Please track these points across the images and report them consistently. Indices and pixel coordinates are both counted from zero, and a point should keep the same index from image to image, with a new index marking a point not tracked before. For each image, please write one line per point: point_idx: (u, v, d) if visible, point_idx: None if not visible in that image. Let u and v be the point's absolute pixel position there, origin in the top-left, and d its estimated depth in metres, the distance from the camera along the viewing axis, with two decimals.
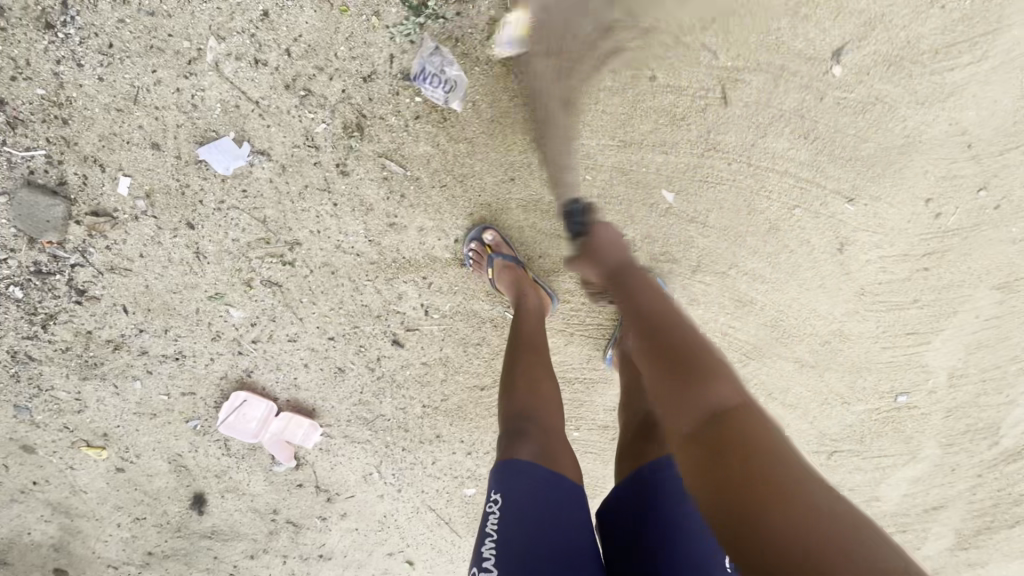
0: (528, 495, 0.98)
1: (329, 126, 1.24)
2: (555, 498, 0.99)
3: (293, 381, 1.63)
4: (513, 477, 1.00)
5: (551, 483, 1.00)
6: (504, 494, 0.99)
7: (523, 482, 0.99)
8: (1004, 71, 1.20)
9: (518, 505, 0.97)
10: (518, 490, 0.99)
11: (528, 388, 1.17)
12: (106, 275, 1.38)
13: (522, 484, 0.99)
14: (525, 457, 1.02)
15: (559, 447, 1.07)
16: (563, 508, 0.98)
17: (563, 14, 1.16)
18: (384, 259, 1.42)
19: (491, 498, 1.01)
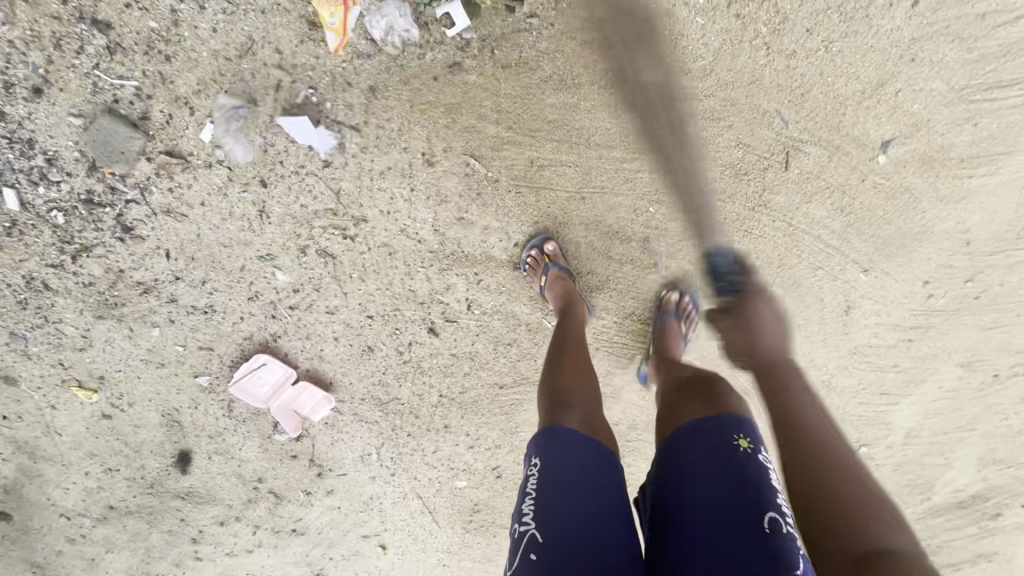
0: (568, 457, 0.95)
1: (427, 115, 1.27)
2: (593, 460, 0.95)
3: (318, 353, 1.62)
4: (555, 440, 0.97)
5: (591, 449, 0.97)
6: (543, 456, 0.96)
7: (563, 445, 0.96)
8: (1008, 187, 1.41)
9: (557, 465, 0.94)
10: (558, 453, 0.95)
11: (572, 373, 1.17)
12: (159, 217, 1.34)
13: (561, 446, 0.96)
14: (569, 425, 1.00)
15: (600, 424, 1.04)
16: (601, 470, 0.94)
17: (666, 61, 1.27)
18: (443, 250, 1.46)
19: (531, 462, 0.97)
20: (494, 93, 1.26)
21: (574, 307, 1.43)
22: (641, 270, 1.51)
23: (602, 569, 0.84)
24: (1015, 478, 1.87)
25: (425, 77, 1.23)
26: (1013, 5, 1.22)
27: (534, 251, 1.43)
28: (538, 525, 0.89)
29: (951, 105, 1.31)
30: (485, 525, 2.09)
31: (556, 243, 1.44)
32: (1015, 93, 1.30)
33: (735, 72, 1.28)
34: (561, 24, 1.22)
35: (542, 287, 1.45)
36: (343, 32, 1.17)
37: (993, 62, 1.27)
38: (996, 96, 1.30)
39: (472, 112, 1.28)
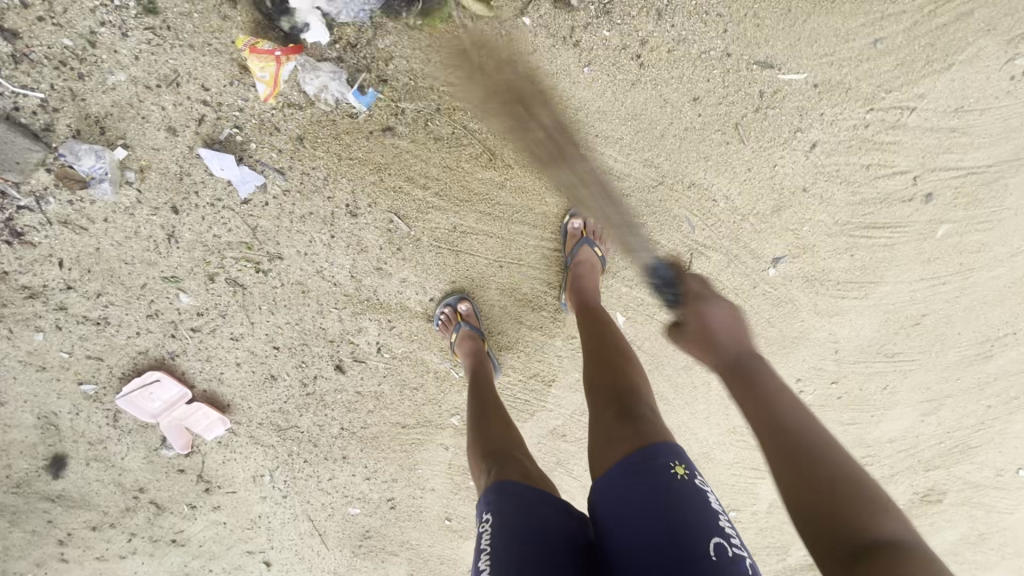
0: (526, 509, 0.82)
1: (353, 170, 1.28)
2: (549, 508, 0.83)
3: (217, 375, 1.59)
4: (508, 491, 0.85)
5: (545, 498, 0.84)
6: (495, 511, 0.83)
7: (516, 497, 0.83)
8: (873, 310, 1.59)
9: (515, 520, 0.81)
10: (512, 506, 0.82)
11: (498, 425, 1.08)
12: (55, 227, 1.28)
13: (512, 498, 0.84)
14: (511, 478, 0.88)
15: (547, 480, 0.92)
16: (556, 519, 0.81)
17: (593, 159, 1.32)
18: (358, 295, 1.48)
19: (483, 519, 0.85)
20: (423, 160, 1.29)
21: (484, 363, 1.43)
22: (548, 336, 1.60)
23: None
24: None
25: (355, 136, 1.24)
26: (892, 163, 1.36)
27: (448, 309, 1.48)
28: None
29: (834, 236, 1.46)
30: (374, 551, 2.11)
31: (470, 303, 1.48)
32: (886, 234, 1.46)
33: (652, 178, 1.35)
34: (496, 108, 1.24)
35: (453, 342, 1.48)
36: (275, 84, 1.16)
37: (870, 205, 1.42)
38: (871, 235, 1.46)
39: (399, 173, 1.30)
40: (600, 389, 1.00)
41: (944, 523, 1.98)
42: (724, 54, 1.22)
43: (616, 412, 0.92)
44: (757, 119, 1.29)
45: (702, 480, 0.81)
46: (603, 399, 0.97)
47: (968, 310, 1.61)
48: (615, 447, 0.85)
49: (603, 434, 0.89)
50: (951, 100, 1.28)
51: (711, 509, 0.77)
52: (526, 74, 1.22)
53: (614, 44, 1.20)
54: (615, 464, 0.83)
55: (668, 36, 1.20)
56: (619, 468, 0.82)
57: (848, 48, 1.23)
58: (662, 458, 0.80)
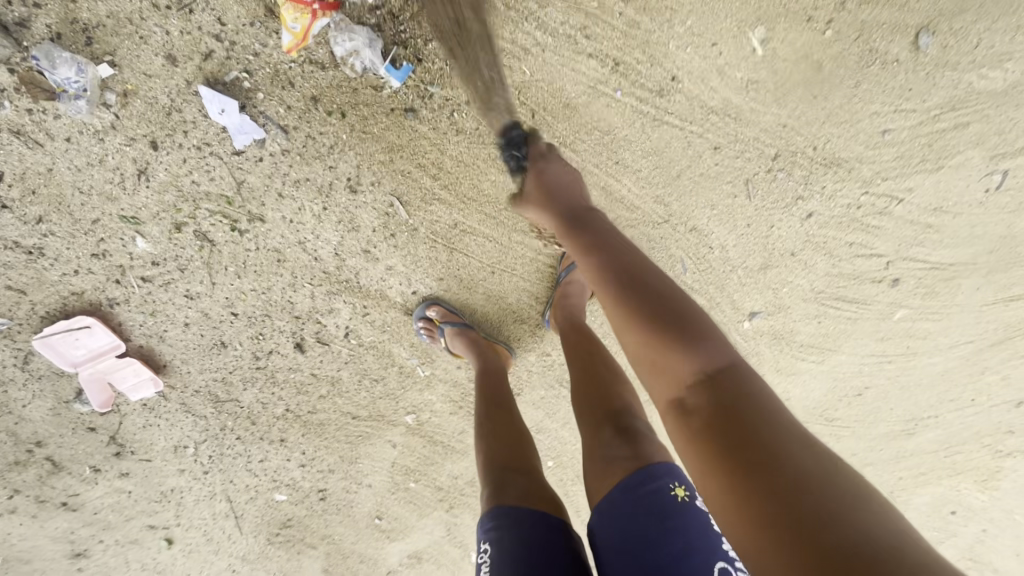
0: (515, 540, 0.93)
1: (363, 143, 1.20)
2: (538, 533, 0.94)
3: (158, 333, 1.44)
4: (501, 523, 0.96)
5: (533, 525, 0.95)
6: (490, 542, 0.95)
7: (509, 526, 0.95)
8: (825, 375, 1.69)
9: (504, 552, 0.92)
10: (503, 538, 0.94)
11: (500, 442, 1.16)
12: (3, 136, 1.11)
13: (505, 531, 0.95)
14: (509, 503, 1.00)
15: (549, 497, 1.03)
16: (546, 544, 0.92)
17: (608, 183, 1.32)
18: (338, 274, 1.39)
19: (481, 549, 0.97)
20: (438, 148, 1.23)
21: (487, 355, 1.42)
22: (523, 350, 1.58)
23: None
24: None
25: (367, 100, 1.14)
26: (872, 245, 1.45)
27: (423, 321, 1.45)
28: None
29: (808, 301, 1.54)
30: (292, 541, 1.99)
31: (438, 307, 1.44)
32: (852, 308, 1.56)
33: (659, 215, 1.37)
34: (525, 111, 1.21)
35: (447, 347, 1.46)
36: (304, 37, 1.07)
37: (845, 280, 1.51)
38: (839, 307, 1.56)
39: (410, 157, 1.23)
40: (593, 407, 1.07)
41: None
42: (752, 111, 1.25)
43: (613, 428, 1.00)
44: (766, 179, 1.34)
45: (700, 501, 0.89)
46: (594, 421, 1.04)
47: (903, 389, 1.75)
48: (618, 465, 0.94)
49: (601, 455, 0.97)
50: (933, 199, 1.39)
51: (711, 531, 0.85)
52: (562, 87, 1.20)
53: (653, 77, 1.20)
54: (618, 483, 0.91)
55: (706, 82, 1.21)
56: (619, 491, 0.90)
57: (861, 133, 1.29)
58: (663, 481, 0.89)
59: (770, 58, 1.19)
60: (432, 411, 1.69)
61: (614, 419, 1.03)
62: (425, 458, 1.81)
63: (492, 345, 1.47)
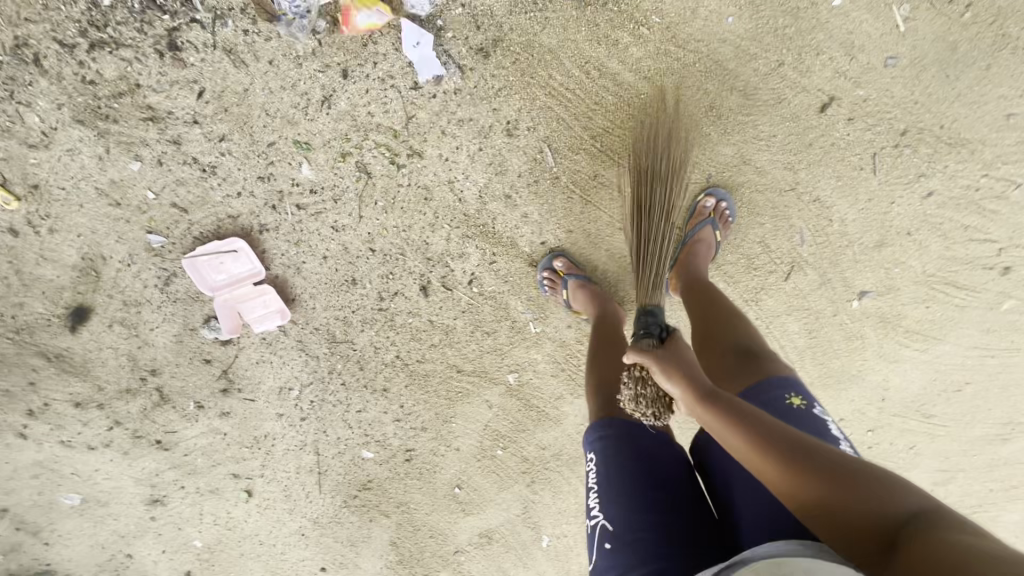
0: (625, 445, 1.01)
1: (529, 88, 1.31)
2: (644, 442, 1.02)
3: (297, 264, 1.51)
4: (604, 433, 1.04)
5: (639, 435, 1.03)
6: (597, 450, 1.04)
7: (616, 435, 1.03)
8: (925, 367, 1.71)
9: (613, 456, 1.01)
10: (614, 443, 1.02)
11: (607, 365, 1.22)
12: (215, 54, 1.24)
13: (612, 439, 1.03)
14: (616, 415, 1.08)
15: None
16: (653, 453, 1.01)
17: (744, 146, 1.40)
18: (476, 218, 1.47)
19: (589, 457, 1.06)
20: (596, 97, 1.33)
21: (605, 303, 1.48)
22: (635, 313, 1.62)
23: (675, 553, 0.91)
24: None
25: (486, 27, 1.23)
26: (986, 230, 1.51)
27: (548, 271, 1.51)
28: (604, 519, 0.98)
29: (918, 284, 1.58)
30: (367, 506, 1.97)
31: (563, 258, 1.51)
32: (961, 295, 1.59)
33: (786, 182, 1.44)
34: (681, 69, 1.32)
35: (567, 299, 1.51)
36: None
37: (956, 264, 1.56)
38: (948, 292, 1.59)
39: (566, 106, 1.34)
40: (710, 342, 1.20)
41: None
42: (887, 87, 1.35)
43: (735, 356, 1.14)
44: (892, 155, 1.42)
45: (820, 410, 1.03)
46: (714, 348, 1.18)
47: (1002, 388, 1.75)
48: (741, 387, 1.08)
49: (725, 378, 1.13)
50: None
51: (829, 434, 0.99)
52: (716, 49, 1.31)
53: (799, 46, 1.31)
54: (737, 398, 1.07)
55: (847, 55, 1.32)
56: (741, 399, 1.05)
57: (986, 116, 1.38)
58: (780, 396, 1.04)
59: (908, 36, 1.31)
60: (533, 371, 1.72)
61: (740, 359, 1.13)
62: (518, 423, 1.82)
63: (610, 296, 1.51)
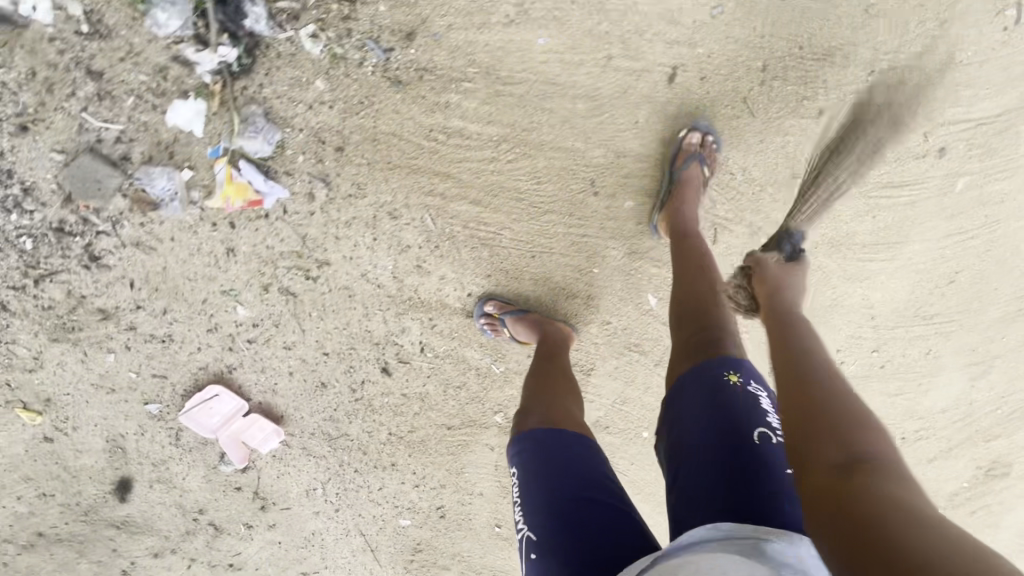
0: (540, 453, 1.07)
1: (393, 172, 1.39)
2: (558, 448, 1.08)
3: (271, 386, 1.68)
4: (522, 446, 1.11)
5: (554, 442, 1.09)
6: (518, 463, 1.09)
7: (533, 445, 1.09)
8: (903, 273, 1.61)
9: (532, 466, 1.07)
10: (530, 456, 1.08)
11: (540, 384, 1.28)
12: (128, 249, 1.40)
13: (530, 450, 1.09)
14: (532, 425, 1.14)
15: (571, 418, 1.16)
16: (567, 457, 1.06)
17: (614, 141, 1.40)
18: (401, 295, 1.56)
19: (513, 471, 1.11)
20: (454, 154, 1.38)
21: (548, 326, 1.54)
22: (584, 323, 1.65)
23: (592, 549, 0.94)
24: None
25: (332, 139, 1.33)
26: (901, 121, 1.41)
27: (484, 317, 1.58)
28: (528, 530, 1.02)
29: (853, 199, 1.50)
30: (426, 566, 2.09)
31: (494, 301, 1.57)
32: (907, 192, 1.50)
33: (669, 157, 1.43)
34: (524, 97, 1.33)
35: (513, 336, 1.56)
36: (324, 95, 1.27)
37: (885, 165, 1.47)
38: (889, 194, 1.50)
39: (432, 172, 1.40)
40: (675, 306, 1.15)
41: (1001, 488, 2.05)
42: (726, 33, 1.31)
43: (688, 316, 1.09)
44: (763, 93, 1.37)
45: (754, 388, 0.94)
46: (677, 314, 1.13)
47: (1000, 263, 1.61)
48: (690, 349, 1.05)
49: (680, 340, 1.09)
50: (949, 54, 1.34)
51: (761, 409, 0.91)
52: (547, 68, 1.31)
53: (621, 34, 1.30)
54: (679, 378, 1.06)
55: (671, 21, 1.30)
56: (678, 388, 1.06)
57: (840, 18, 1.32)
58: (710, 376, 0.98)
59: None
60: (516, 406, 1.78)
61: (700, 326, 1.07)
62: None
63: (550, 318, 1.58)
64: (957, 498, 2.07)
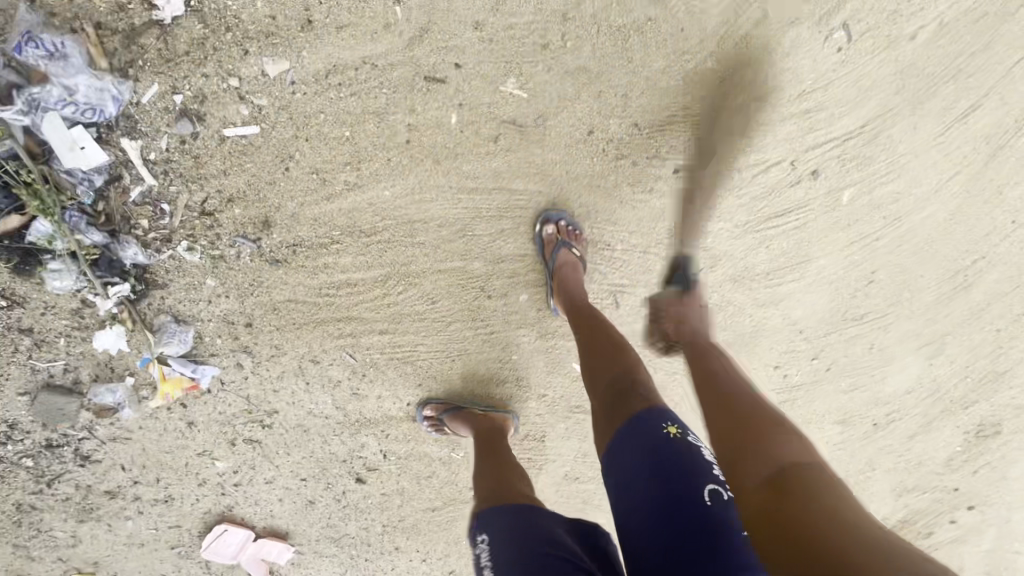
0: (507, 516, 1.08)
1: (301, 327, 1.52)
2: (528, 513, 1.08)
3: (269, 513, 1.82)
4: (490, 516, 1.11)
5: (522, 508, 1.10)
6: (485, 530, 1.09)
7: (501, 513, 1.10)
8: (817, 285, 1.58)
9: (501, 527, 1.07)
10: (498, 523, 1.08)
11: (493, 467, 1.33)
12: (109, 444, 1.60)
13: (499, 516, 1.10)
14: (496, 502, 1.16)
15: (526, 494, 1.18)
16: (530, 519, 1.06)
17: (489, 249, 1.47)
18: (349, 418, 1.68)
19: (479, 539, 1.09)
20: (348, 300, 1.50)
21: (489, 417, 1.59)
22: (523, 402, 1.71)
23: None
24: (936, 504, 1.92)
25: (238, 319, 1.47)
26: (762, 158, 1.41)
27: (426, 419, 1.68)
28: None
29: (738, 238, 1.50)
30: None
31: (431, 404, 1.66)
32: (794, 216, 1.47)
33: None
34: (394, 236, 1.42)
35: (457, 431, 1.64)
36: (215, 288, 1.41)
37: (763, 199, 1.45)
38: (777, 223, 1.48)
39: (336, 317, 1.52)
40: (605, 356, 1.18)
41: (998, 446, 1.84)
42: (549, 141, 1.37)
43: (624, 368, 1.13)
44: (615, 174, 1.41)
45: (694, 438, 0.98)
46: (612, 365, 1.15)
47: (918, 252, 1.54)
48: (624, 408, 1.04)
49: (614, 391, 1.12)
50: (789, 90, 1.34)
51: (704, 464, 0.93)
52: (402, 209, 1.40)
53: (458, 163, 1.37)
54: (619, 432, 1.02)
55: (494, 138, 1.35)
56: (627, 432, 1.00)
57: (668, 87, 1.34)
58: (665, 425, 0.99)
59: (529, 96, 1.33)
60: None
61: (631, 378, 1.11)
62: None
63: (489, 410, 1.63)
64: (953, 462, 1.86)
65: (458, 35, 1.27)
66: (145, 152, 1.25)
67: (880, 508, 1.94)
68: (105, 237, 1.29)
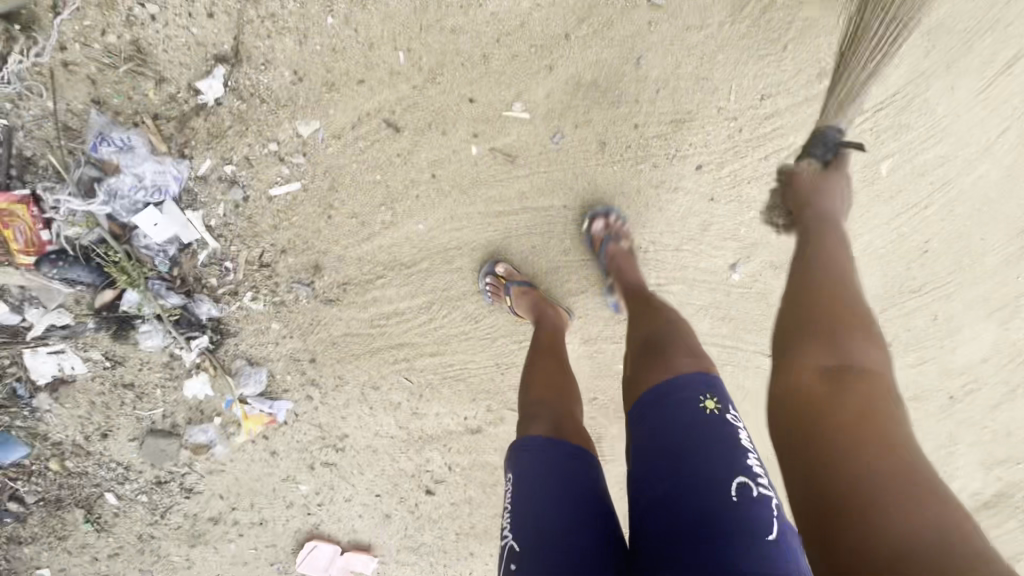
0: (542, 464, 0.92)
1: (358, 357, 1.63)
2: (565, 463, 0.92)
3: (351, 528, 1.94)
4: (525, 451, 0.95)
5: (562, 454, 0.93)
6: (516, 469, 0.94)
7: (535, 452, 0.94)
8: (869, 261, 1.51)
9: (529, 473, 0.92)
10: (529, 465, 0.93)
11: (547, 383, 1.13)
12: (207, 476, 1.77)
13: (531, 457, 0.94)
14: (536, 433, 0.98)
15: (580, 432, 1.01)
16: (567, 477, 0.90)
17: (525, 263, 1.51)
18: (412, 435, 1.79)
19: (507, 475, 0.97)
20: (398, 327, 1.60)
21: (546, 312, 1.42)
22: None
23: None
24: None
25: (302, 355, 1.60)
26: (787, 144, 1.38)
27: (489, 278, 1.48)
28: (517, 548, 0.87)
29: None
30: None
31: (503, 263, 1.48)
32: None
33: (578, 257, 1.52)
34: (432, 263, 1.51)
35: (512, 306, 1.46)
36: (280, 330, 1.55)
37: None
38: None
39: (388, 344, 1.62)
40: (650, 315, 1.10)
41: None
42: (566, 160, 1.41)
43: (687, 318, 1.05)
44: (637, 179, 1.42)
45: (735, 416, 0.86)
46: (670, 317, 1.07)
47: (976, 212, 1.45)
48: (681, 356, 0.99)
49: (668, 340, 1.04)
50: (810, 69, 1.31)
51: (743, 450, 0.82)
52: (437, 238, 1.48)
53: (484, 187, 1.43)
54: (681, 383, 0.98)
55: (512, 159, 1.41)
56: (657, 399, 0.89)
57: (680, 87, 1.34)
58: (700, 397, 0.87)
59: (543, 115, 1.37)
60: None
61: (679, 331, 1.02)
62: None
63: (550, 302, 1.46)
64: None
65: (469, 71, 1.34)
66: (207, 219, 1.40)
67: (973, 483, 1.81)
68: (182, 297, 1.45)
